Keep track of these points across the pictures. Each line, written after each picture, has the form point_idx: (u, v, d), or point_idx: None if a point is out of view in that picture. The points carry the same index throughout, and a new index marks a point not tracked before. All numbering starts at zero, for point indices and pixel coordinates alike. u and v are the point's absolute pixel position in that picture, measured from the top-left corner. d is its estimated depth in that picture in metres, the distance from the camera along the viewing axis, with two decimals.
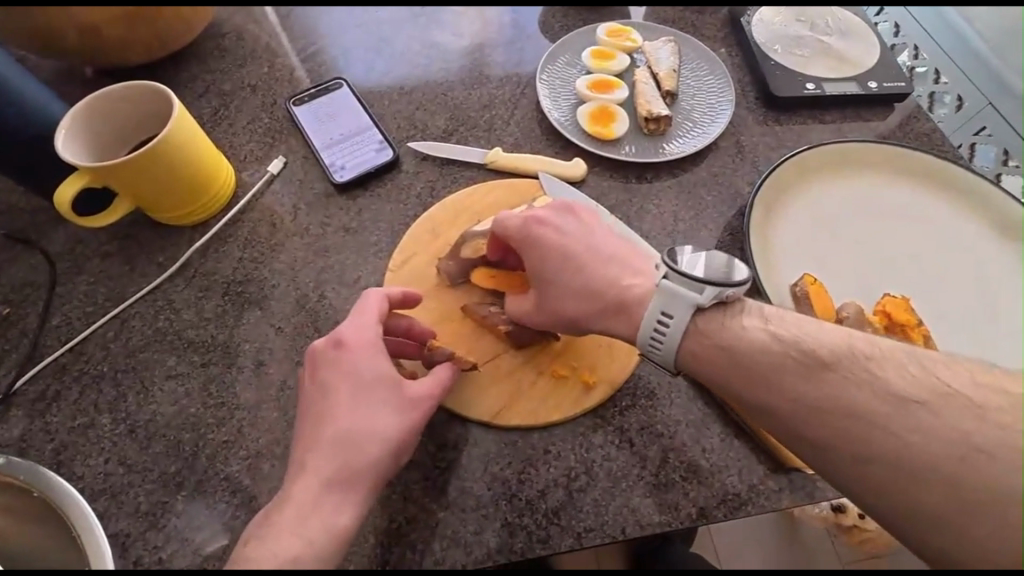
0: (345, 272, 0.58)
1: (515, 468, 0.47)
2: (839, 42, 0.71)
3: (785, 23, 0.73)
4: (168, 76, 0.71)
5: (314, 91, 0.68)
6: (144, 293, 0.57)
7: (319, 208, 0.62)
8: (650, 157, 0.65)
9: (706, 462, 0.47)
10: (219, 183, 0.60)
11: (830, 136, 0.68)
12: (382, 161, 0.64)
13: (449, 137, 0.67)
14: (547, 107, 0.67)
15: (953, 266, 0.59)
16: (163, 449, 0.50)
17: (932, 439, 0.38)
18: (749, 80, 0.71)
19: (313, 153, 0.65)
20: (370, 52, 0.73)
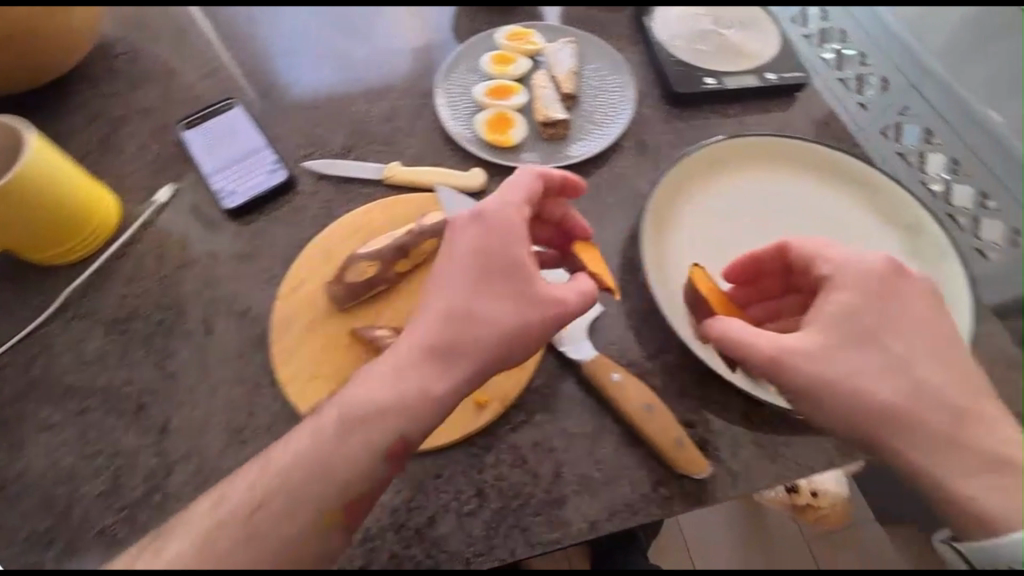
0: (234, 301, 0.68)
1: (404, 496, 0.55)
2: (737, 35, 0.85)
3: (689, 21, 0.87)
4: (54, 105, 0.81)
5: (203, 113, 0.79)
6: (19, 339, 0.66)
7: (211, 232, 0.72)
8: (550, 159, 0.77)
9: (598, 475, 0.56)
10: (98, 218, 0.69)
11: (720, 131, 0.81)
12: (276, 182, 0.74)
13: (348, 153, 0.78)
14: (447, 117, 0.79)
15: (840, 251, 0.70)
16: (38, 499, 0.57)
17: (950, 400, 0.50)
18: (654, 76, 0.85)
19: (204, 176, 0.75)
20: (315, 62, 0.86)
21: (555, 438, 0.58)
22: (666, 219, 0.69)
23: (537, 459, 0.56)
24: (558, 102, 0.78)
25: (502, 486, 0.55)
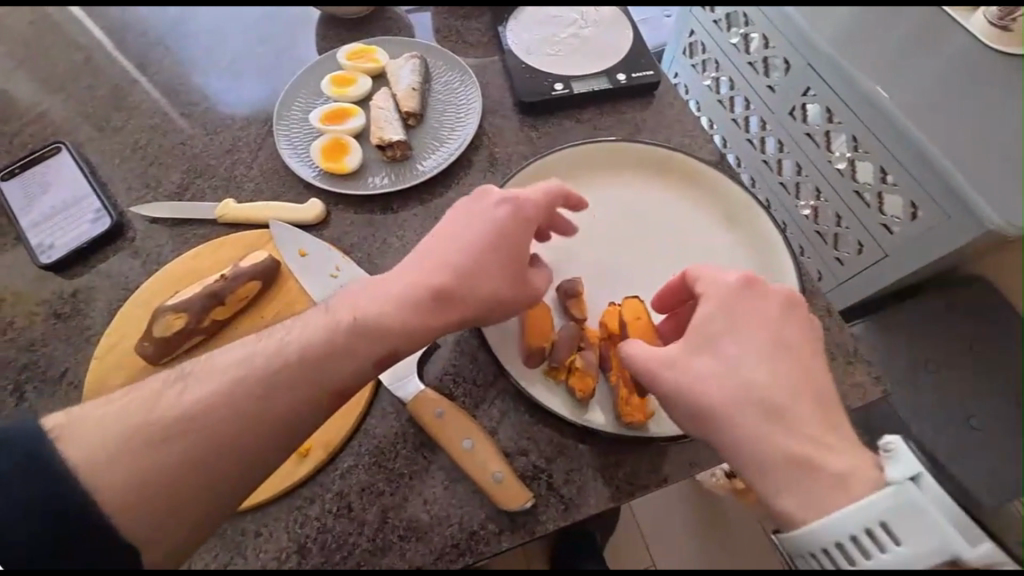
0: (54, 365, 0.83)
1: (228, 557, 0.67)
2: (587, 43, 1.01)
3: (543, 37, 1.02)
4: None
5: (23, 165, 0.94)
6: None
7: (43, 285, 0.88)
8: (393, 183, 0.92)
9: (424, 517, 0.68)
10: None
11: (531, 147, 0.97)
12: (101, 231, 0.90)
13: (186, 192, 0.95)
14: (291, 149, 0.95)
15: (681, 255, 0.83)
16: None
17: (792, 404, 0.57)
18: (509, 92, 1.01)
19: (24, 230, 0.91)
20: (189, 96, 1.03)
21: (384, 481, 0.70)
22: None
23: (362, 507, 0.69)
24: (397, 118, 0.94)
25: (326, 538, 0.68)
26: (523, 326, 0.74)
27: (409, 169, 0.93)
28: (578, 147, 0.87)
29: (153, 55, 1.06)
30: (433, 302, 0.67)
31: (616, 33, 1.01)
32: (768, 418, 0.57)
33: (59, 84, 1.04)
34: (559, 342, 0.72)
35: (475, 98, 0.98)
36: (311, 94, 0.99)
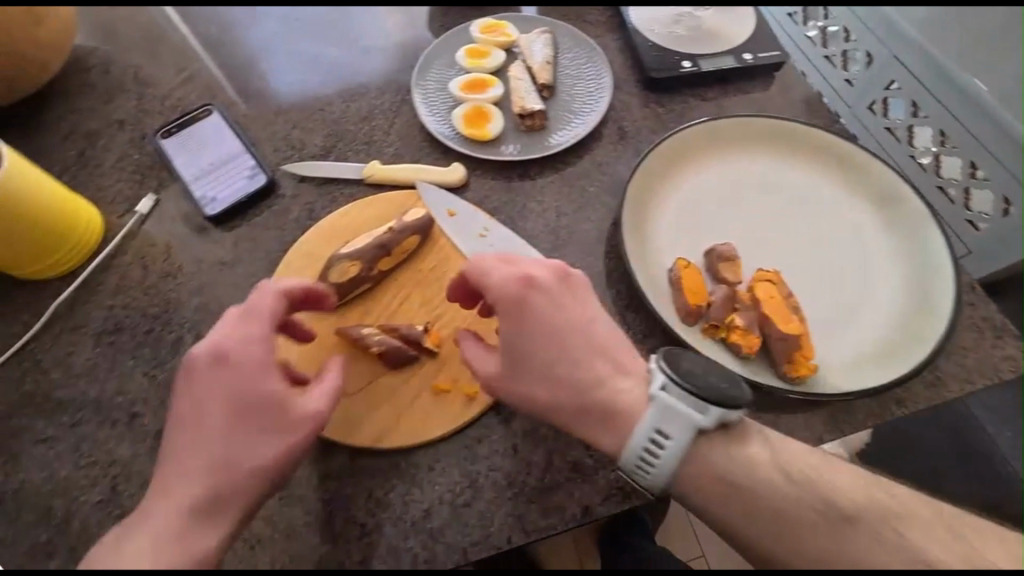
0: (213, 314, 0.87)
1: (410, 490, 0.74)
2: (714, 24, 1.07)
3: (673, 23, 1.08)
4: (46, 125, 1.02)
5: (180, 122, 0.97)
6: (14, 356, 0.84)
7: (202, 236, 0.93)
8: (529, 153, 0.97)
9: (589, 461, 0.75)
10: (88, 229, 0.89)
11: (659, 126, 1.02)
12: (257, 188, 0.94)
13: (329, 154, 0.99)
14: (426, 116, 1.00)
15: (819, 228, 0.89)
16: (37, 514, 0.74)
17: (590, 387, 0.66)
18: (635, 74, 1.06)
19: (186, 186, 0.94)
20: (319, 66, 1.09)
21: (547, 428, 0.77)
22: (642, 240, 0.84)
23: (529, 449, 0.76)
24: (531, 89, 1.00)
25: (498, 475, 0.74)
26: (679, 286, 0.81)
27: (543, 139, 0.99)
28: (712, 122, 0.93)
29: (281, 31, 1.12)
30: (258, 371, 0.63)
31: (745, 22, 1.07)
32: (831, 523, 0.61)
33: (200, 53, 1.09)
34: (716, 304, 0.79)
35: (604, 72, 1.04)
36: (445, 65, 1.04)
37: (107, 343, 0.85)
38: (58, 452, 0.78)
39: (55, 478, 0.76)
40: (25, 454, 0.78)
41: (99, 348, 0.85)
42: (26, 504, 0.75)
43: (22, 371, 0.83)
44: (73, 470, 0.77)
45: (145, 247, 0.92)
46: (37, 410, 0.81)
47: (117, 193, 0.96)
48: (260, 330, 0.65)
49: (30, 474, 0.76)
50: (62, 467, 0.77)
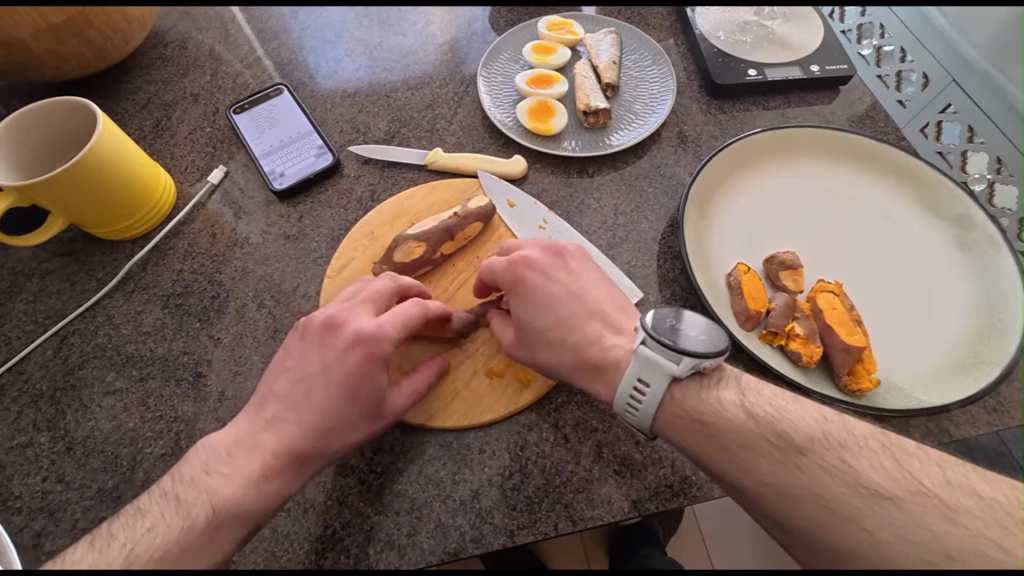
0: (307, 271, 0.69)
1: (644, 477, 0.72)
2: (779, 28, 0.85)
3: (719, 12, 0.88)
4: (109, 98, 0.86)
5: (252, 100, 0.81)
6: (82, 311, 0.67)
7: (262, 212, 0.74)
8: (772, 77, 0.80)
9: None
10: (157, 197, 0.71)
11: (813, 115, 0.81)
12: (321, 166, 0.76)
13: (391, 139, 0.80)
14: (635, 37, 0.85)
15: None
16: (100, 466, 0.58)
17: (779, 458, 0.47)
18: (825, 41, 0.84)
19: (254, 161, 0.77)
20: (365, 56, 0.91)
21: None
22: (930, 192, 0.66)
23: None
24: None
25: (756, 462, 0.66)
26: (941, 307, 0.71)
27: (791, 69, 0.82)
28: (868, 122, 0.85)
29: (297, 17, 0.95)
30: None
31: (819, 21, 0.85)
32: (782, 450, 0.47)
33: (228, 21, 0.96)
34: None
35: (809, 18, 0.86)
36: None
37: (312, 221, 0.73)
38: (251, 335, 0.65)
39: (243, 365, 0.63)
40: (212, 332, 0.66)
41: (300, 224, 0.73)
42: (209, 390, 0.62)
43: (215, 240, 0.72)
44: (266, 360, 0.64)
45: (357, 127, 0.82)
46: (225, 284, 0.69)
47: (323, 68, 0.89)
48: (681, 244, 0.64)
49: (218, 355, 0.64)
50: (255, 353, 0.64)
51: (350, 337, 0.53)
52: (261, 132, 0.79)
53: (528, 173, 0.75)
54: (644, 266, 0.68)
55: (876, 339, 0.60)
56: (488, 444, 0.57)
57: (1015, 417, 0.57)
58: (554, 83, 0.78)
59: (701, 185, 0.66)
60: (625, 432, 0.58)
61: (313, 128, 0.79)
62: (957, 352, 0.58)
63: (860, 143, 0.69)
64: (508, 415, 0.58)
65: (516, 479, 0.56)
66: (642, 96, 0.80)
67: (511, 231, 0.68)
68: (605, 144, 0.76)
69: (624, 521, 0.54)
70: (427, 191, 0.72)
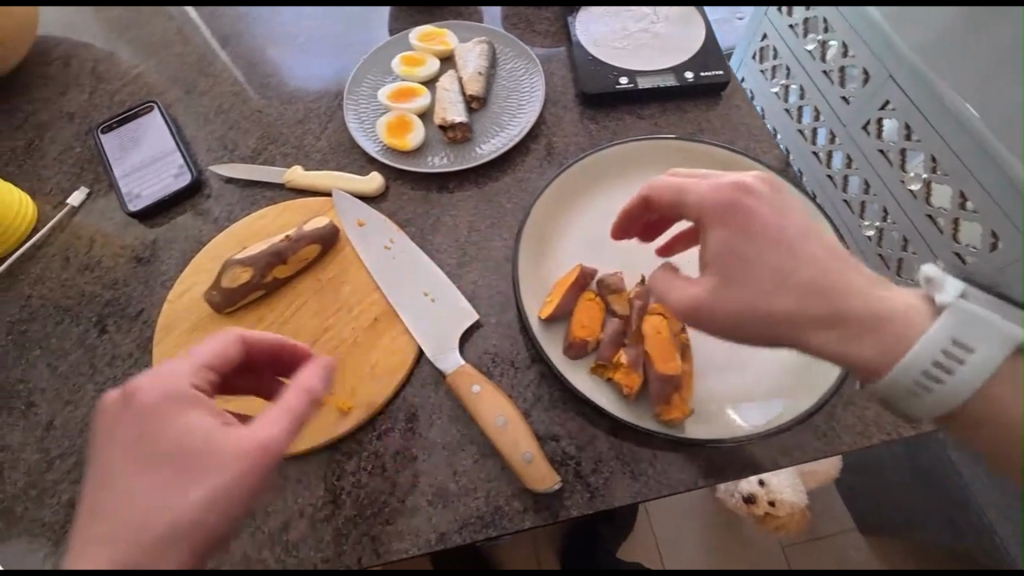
0: (153, 295, 0.69)
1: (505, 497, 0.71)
2: (660, 34, 0.83)
3: (600, 19, 0.85)
4: None
5: (121, 119, 0.81)
6: None
7: (118, 233, 0.74)
8: (644, 85, 0.78)
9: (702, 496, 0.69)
10: (10, 219, 0.71)
11: (687, 124, 0.78)
12: (178, 186, 0.75)
13: (256, 157, 0.79)
14: (510, 45, 0.83)
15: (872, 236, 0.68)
16: None
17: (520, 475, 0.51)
18: (705, 45, 0.82)
19: (114, 182, 0.77)
20: (243, 69, 0.89)
21: None
22: None
23: None
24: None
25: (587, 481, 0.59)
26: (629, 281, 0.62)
27: (666, 74, 0.79)
28: (666, 141, 0.71)
29: (183, 32, 0.94)
30: (171, 431, 0.45)
31: (699, 26, 0.82)
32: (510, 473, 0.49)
33: (114, 36, 0.95)
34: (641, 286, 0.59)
35: (690, 23, 0.83)
36: None
37: (166, 242, 0.73)
38: (88, 362, 0.65)
39: (76, 393, 0.63)
40: (50, 359, 0.65)
41: (154, 246, 0.72)
42: (39, 419, 0.61)
43: (68, 263, 0.72)
44: (100, 388, 0.63)
45: (225, 144, 0.81)
46: (70, 309, 0.68)
47: (201, 82, 0.88)
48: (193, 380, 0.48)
49: (51, 383, 0.63)
50: (89, 380, 0.63)
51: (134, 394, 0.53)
52: (124, 152, 0.79)
53: (387, 190, 0.74)
54: (490, 285, 0.67)
55: (710, 358, 0.58)
56: (304, 473, 0.57)
57: (845, 443, 0.55)
58: (416, 96, 0.76)
59: (547, 201, 0.66)
60: (444, 460, 0.57)
61: (176, 147, 0.78)
62: (789, 369, 0.57)
63: (713, 158, 0.71)
64: (321, 445, 0.57)
65: (327, 510, 0.55)
66: (511, 107, 0.78)
67: (356, 252, 0.67)
68: (466, 159, 0.74)
69: (431, 553, 0.53)
70: (279, 212, 0.71)
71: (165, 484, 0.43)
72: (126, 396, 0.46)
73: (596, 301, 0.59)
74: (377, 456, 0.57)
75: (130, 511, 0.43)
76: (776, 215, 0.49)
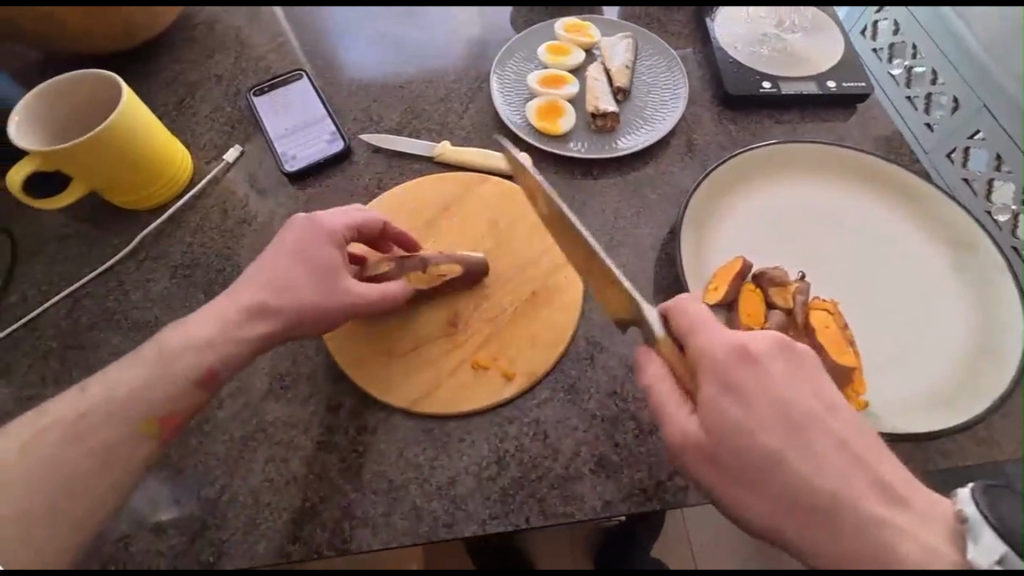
0: None
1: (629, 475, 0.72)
2: (800, 43, 0.84)
3: (740, 25, 0.87)
4: (141, 73, 0.90)
5: (273, 83, 0.84)
6: (98, 274, 0.71)
7: (273, 192, 0.77)
8: (787, 93, 0.80)
9: None
10: (176, 168, 0.75)
11: (825, 133, 0.80)
12: (333, 152, 0.78)
13: (402, 130, 0.82)
14: (651, 41, 0.85)
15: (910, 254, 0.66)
16: None
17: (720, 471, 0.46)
18: (845, 57, 0.83)
19: (270, 143, 0.80)
20: (382, 44, 0.92)
21: None
22: (937, 217, 0.66)
23: None
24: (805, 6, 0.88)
25: None
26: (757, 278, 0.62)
27: (809, 84, 0.81)
28: (811, 143, 0.71)
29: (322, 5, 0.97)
30: (309, 243, 0.58)
31: (841, 39, 0.84)
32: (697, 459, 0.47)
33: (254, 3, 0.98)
34: (763, 281, 0.61)
35: (831, 34, 0.85)
36: None
37: (320, 204, 0.76)
38: None
39: None
40: None
41: (308, 207, 0.75)
42: None
43: (226, 216, 0.75)
44: None
45: (369, 116, 0.84)
46: (231, 259, 0.71)
47: (342, 55, 0.91)
48: (348, 224, 0.61)
49: None
50: None
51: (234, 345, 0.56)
52: (278, 116, 0.82)
53: (533, 171, 0.76)
54: (640, 270, 0.69)
55: (870, 357, 0.60)
56: (469, 433, 0.59)
57: (1005, 451, 0.56)
58: (565, 84, 0.79)
59: (700, 197, 0.68)
60: (605, 432, 0.58)
61: (328, 115, 0.81)
62: (951, 378, 0.58)
63: (862, 164, 0.70)
64: (486, 408, 0.59)
65: (493, 469, 0.57)
66: (653, 101, 0.80)
67: (511, 228, 0.70)
68: (612, 147, 0.77)
69: (596, 519, 0.55)
70: (432, 184, 0.74)
71: (295, 270, 0.58)
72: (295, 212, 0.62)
73: (757, 292, 0.61)
74: (540, 423, 0.59)
75: (255, 279, 0.58)
76: (805, 383, 0.49)
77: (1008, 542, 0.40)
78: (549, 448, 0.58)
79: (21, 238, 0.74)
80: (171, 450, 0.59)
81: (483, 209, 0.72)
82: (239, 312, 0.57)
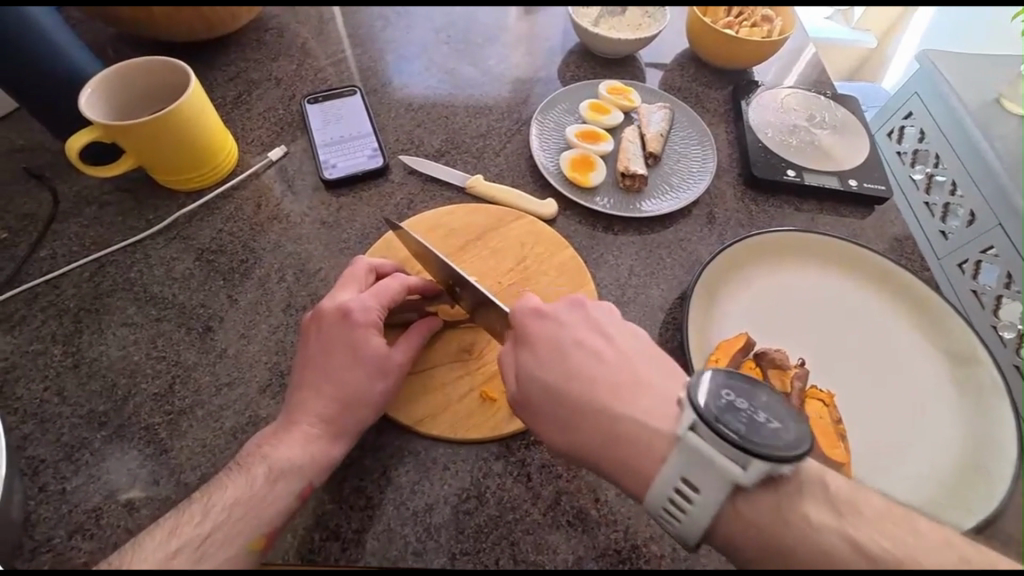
0: (333, 259, 0.74)
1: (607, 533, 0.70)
2: (827, 139, 0.88)
3: (773, 113, 0.92)
4: (208, 65, 0.96)
5: (327, 95, 0.89)
6: (127, 245, 0.73)
7: (306, 195, 0.80)
8: (812, 183, 0.83)
9: None
10: (222, 158, 0.78)
11: (840, 228, 0.83)
12: (371, 167, 0.82)
13: (439, 157, 0.86)
14: (687, 113, 0.90)
15: (907, 358, 0.67)
16: (96, 390, 0.62)
17: (557, 418, 0.51)
18: (869, 159, 0.87)
19: (313, 149, 0.84)
20: (436, 74, 0.97)
21: None
22: (943, 331, 0.68)
23: None
24: (836, 106, 0.93)
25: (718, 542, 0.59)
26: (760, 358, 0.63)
27: (832, 178, 0.84)
28: (821, 238, 0.74)
29: (387, 28, 1.03)
30: (352, 338, 0.57)
31: (866, 141, 0.88)
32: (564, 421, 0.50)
33: (324, 19, 1.04)
34: (765, 363, 0.62)
35: (858, 135, 0.89)
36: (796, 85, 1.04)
37: (349, 212, 0.79)
38: (266, 304, 0.69)
39: (250, 330, 0.67)
40: (231, 293, 0.70)
41: (338, 215, 0.78)
42: (213, 345, 0.66)
43: (258, 210, 0.78)
44: (272, 330, 0.67)
45: (412, 139, 0.88)
46: (255, 252, 0.74)
47: (397, 78, 0.96)
48: (379, 304, 0.60)
49: (230, 315, 0.68)
50: (265, 322, 0.68)
51: (309, 447, 0.53)
52: (327, 125, 0.86)
53: (556, 217, 0.79)
54: (646, 329, 0.70)
55: (858, 458, 0.60)
56: (454, 462, 0.59)
57: None
58: (601, 141, 0.84)
59: (715, 268, 0.70)
60: (587, 484, 0.58)
61: (373, 132, 0.86)
62: (937, 490, 0.58)
63: (874, 265, 0.72)
64: (481, 442, 0.60)
65: (471, 504, 0.57)
66: (680, 170, 0.84)
67: (528, 268, 0.72)
68: (634, 208, 0.80)
69: None
70: (466, 212, 0.77)
71: (352, 368, 0.56)
72: (318, 308, 0.60)
73: (757, 371, 0.62)
74: (525, 465, 0.59)
75: (312, 389, 0.56)
76: (589, 327, 0.55)
77: (700, 416, 0.42)
78: (528, 492, 0.58)
79: (63, 198, 0.77)
80: (162, 428, 0.60)
81: (507, 246, 0.74)
82: (314, 422, 0.54)
